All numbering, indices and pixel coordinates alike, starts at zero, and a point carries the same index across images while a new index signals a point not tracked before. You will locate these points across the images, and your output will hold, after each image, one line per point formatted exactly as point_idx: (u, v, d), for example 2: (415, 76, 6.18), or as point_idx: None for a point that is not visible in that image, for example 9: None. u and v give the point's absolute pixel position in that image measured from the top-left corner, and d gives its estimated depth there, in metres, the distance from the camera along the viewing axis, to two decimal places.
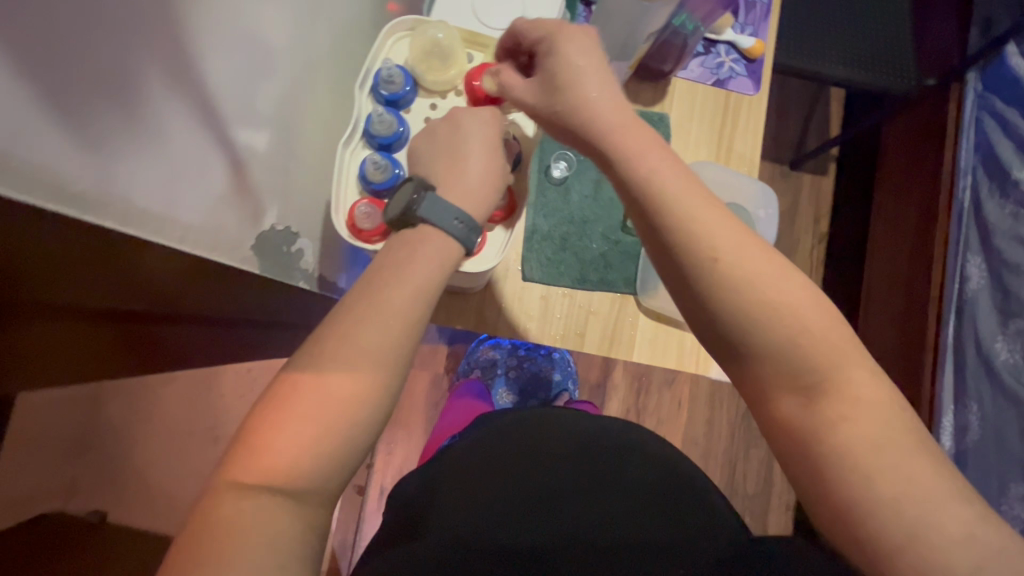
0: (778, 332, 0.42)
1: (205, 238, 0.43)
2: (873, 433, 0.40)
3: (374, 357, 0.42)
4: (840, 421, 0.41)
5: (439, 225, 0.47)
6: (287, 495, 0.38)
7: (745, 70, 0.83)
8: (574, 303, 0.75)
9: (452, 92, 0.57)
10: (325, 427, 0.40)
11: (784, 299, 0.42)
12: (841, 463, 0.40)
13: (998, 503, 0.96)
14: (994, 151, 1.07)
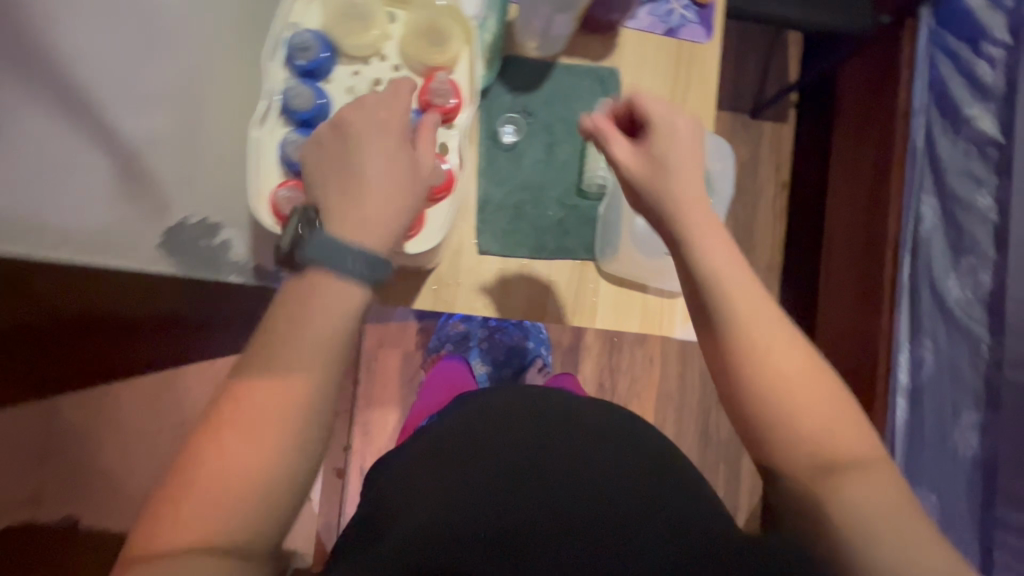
0: (769, 338, 0.50)
1: (79, 234, 0.44)
2: (845, 434, 0.47)
3: (299, 404, 0.42)
4: (808, 419, 0.48)
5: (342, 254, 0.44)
6: (222, 537, 0.38)
7: (697, 17, 0.79)
8: (532, 273, 0.73)
9: (376, 58, 0.53)
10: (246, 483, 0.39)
11: (775, 333, 0.51)
12: (809, 452, 0.47)
13: (952, 432, 1.00)
14: (946, 88, 1.07)
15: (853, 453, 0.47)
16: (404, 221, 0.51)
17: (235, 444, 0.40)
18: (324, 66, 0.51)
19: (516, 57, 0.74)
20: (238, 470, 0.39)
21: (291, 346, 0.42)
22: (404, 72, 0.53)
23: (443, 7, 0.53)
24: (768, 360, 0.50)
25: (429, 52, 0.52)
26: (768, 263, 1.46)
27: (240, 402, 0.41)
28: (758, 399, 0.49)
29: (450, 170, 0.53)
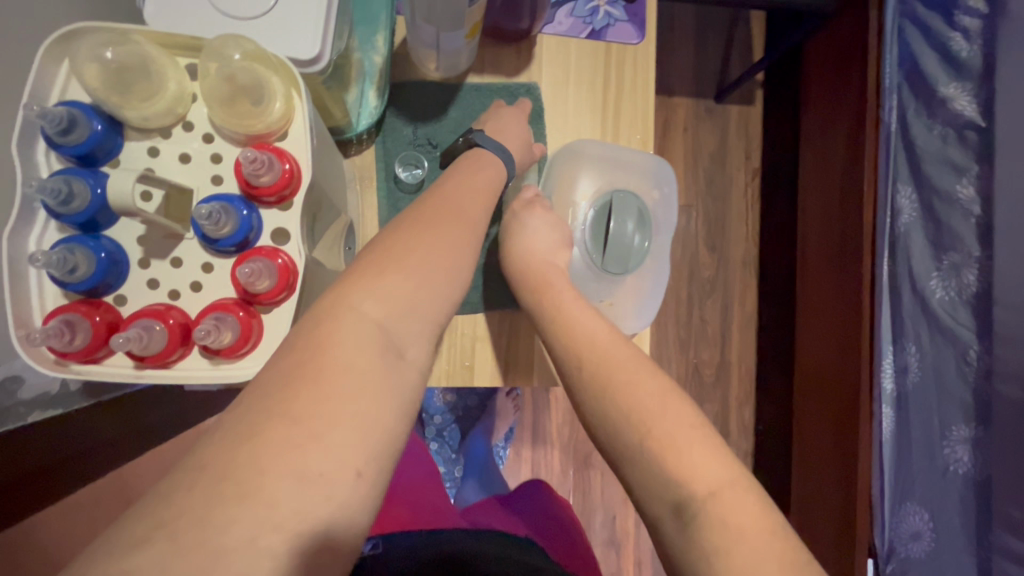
0: (586, 335, 0.50)
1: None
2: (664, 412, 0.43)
3: (425, 316, 0.40)
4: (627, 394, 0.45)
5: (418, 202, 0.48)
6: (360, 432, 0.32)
7: (626, 13, 0.68)
8: (457, 331, 0.64)
9: (179, 125, 0.40)
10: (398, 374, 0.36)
11: (602, 336, 0.49)
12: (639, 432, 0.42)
13: (941, 445, 0.92)
14: (918, 65, 0.96)
15: (674, 431, 0.42)
16: (224, 343, 0.37)
17: (405, 277, 0.40)
18: (103, 147, 0.38)
19: (412, 83, 0.64)
20: (391, 308, 0.38)
21: (459, 211, 0.47)
22: (219, 141, 0.40)
23: (241, 58, 0.37)
24: (621, 378, 0.46)
25: (239, 120, 0.38)
26: (743, 257, 1.38)
27: (393, 244, 0.42)
28: (620, 409, 0.44)
29: (282, 265, 0.38)
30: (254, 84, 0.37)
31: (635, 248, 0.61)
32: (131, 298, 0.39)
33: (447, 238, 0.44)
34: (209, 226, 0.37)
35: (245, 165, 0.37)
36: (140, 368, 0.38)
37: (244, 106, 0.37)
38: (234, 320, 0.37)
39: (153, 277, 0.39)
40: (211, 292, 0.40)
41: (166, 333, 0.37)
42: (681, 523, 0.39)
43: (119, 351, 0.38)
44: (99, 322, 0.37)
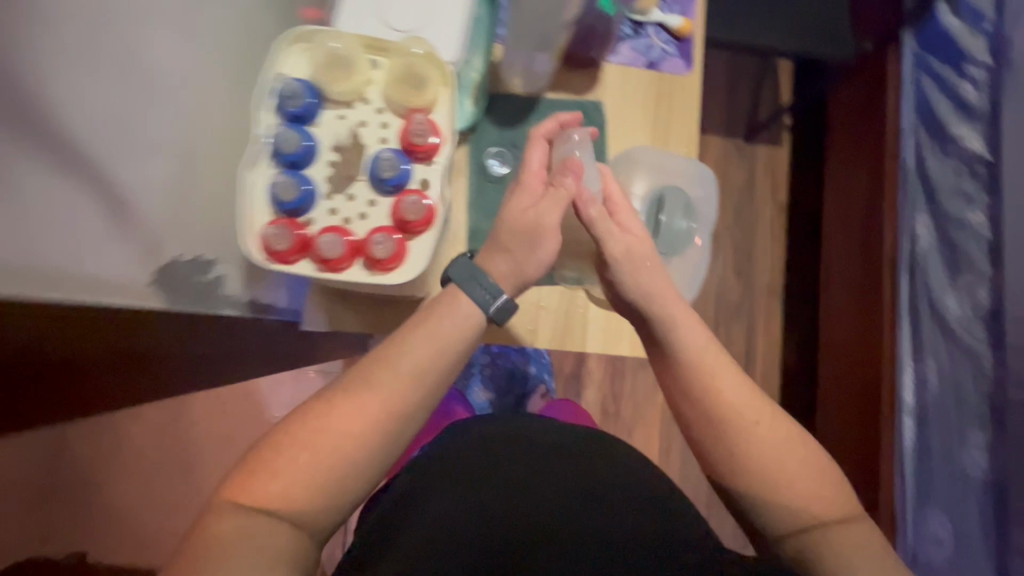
0: (683, 345, 0.56)
1: (105, 287, 0.41)
2: (761, 424, 0.54)
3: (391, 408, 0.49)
4: (723, 406, 0.54)
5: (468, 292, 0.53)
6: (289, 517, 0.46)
7: (677, 50, 0.82)
8: (523, 300, 0.75)
9: (360, 102, 0.55)
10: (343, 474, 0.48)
11: (698, 340, 0.57)
12: (738, 444, 0.54)
13: (959, 453, 0.98)
14: (932, 109, 1.09)
15: (764, 438, 0.54)
16: (387, 252, 0.52)
17: (314, 469, 0.47)
18: (311, 112, 0.53)
19: (501, 95, 0.78)
20: (295, 487, 0.46)
21: (395, 392, 0.50)
22: (388, 114, 0.55)
23: (420, 53, 0.54)
24: (721, 403, 0.54)
25: (410, 98, 0.54)
26: (769, 284, 1.45)
27: (313, 433, 0.48)
28: (716, 423, 0.55)
29: (431, 205, 0.53)
30: (425, 72, 0.53)
31: (682, 234, 0.73)
32: (316, 221, 0.53)
33: (368, 428, 0.48)
34: (386, 168, 0.52)
35: (412, 127, 0.53)
36: (319, 271, 0.52)
37: (415, 88, 0.54)
38: (394, 239, 0.52)
39: (334, 206, 0.54)
40: (373, 220, 0.54)
41: (345, 244, 0.51)
42: (765, 513, 0.53)
43: (306, 257, 0.52)
44: (300, 233, 0.51)
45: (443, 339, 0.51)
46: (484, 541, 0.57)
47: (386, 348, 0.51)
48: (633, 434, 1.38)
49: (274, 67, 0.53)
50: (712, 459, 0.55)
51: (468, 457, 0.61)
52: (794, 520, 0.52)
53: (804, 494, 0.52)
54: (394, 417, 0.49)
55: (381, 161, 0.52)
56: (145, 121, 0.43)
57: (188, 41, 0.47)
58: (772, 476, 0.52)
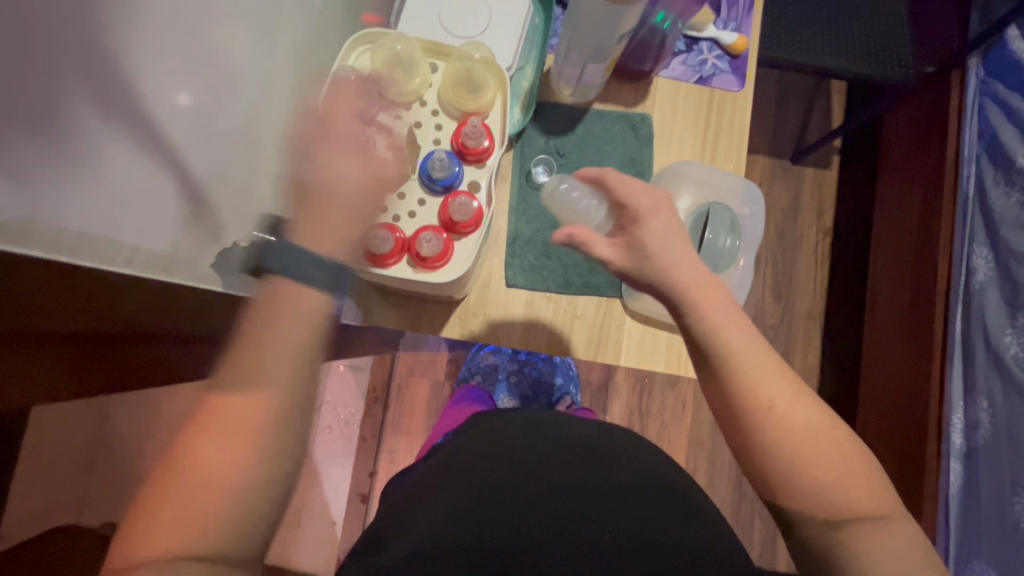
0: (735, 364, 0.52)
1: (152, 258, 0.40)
2: (815, 443, 0.50)
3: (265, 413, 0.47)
4: (769, 417, 0.50)
5: (300, 278, 0.48)
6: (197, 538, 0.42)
7: (729, 66, 0.81)
8: (559, 307, 0.75)
9: (418, 103, 0.58)
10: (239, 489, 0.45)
11: (743, 349, 0.52)
12: (791, 464, 0.49)
13: (1010, 502, 0.92)
14: (997, 137, 1.03)
15: (813, 452, 0.49)
16: (434, 250, 0.55)
17: (174, 521, 0.42)
18: (371, 110, 0.56)
19: (550, 104, 0.79)
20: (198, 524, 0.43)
21: (243, 418, 0.46)
22: (442, 117, 0.58)
23: (479, 58, 0.56)
24: (771, 413, 0.50)
25: (467, 101, 0.56)
26: (809, 310, 1.40)
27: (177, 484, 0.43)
28: (765, 438, 0.50)
29: (479, 208, 0.56)
30: (482, 78, 0.56)
31: (725, 251, 0.72)
32: (367, 216, 0.56)
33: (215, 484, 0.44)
34: (437, 169, 0.55)
35: (464, 129, 0.55)
36: (366, 264, 0.56)
37: (471, 92, 0.56)
38: (441, 238, 0.55)
39: (385, 202, 0.56)
40: (421, 218, 0.57)
41: (395, 241, 0.55)
42: (809, 530, 0.49)
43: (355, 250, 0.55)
44: (352, 228, 0.54)
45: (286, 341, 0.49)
46: (521, 511, 0.58)
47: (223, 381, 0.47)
48: None
49: (342, 60, 0.55)
50: (747, 457, 0.52)
51: (488, 455, 0.65)
52: (819, 516, 0.49)
53: (846, 495, 0.48)
54: (263, 447, 0.46)
55: (433, 161, 0.55)
56: (219, 114, 0.45)
57: (262, 31, 0.49)
58: (803, 477, 0.49)
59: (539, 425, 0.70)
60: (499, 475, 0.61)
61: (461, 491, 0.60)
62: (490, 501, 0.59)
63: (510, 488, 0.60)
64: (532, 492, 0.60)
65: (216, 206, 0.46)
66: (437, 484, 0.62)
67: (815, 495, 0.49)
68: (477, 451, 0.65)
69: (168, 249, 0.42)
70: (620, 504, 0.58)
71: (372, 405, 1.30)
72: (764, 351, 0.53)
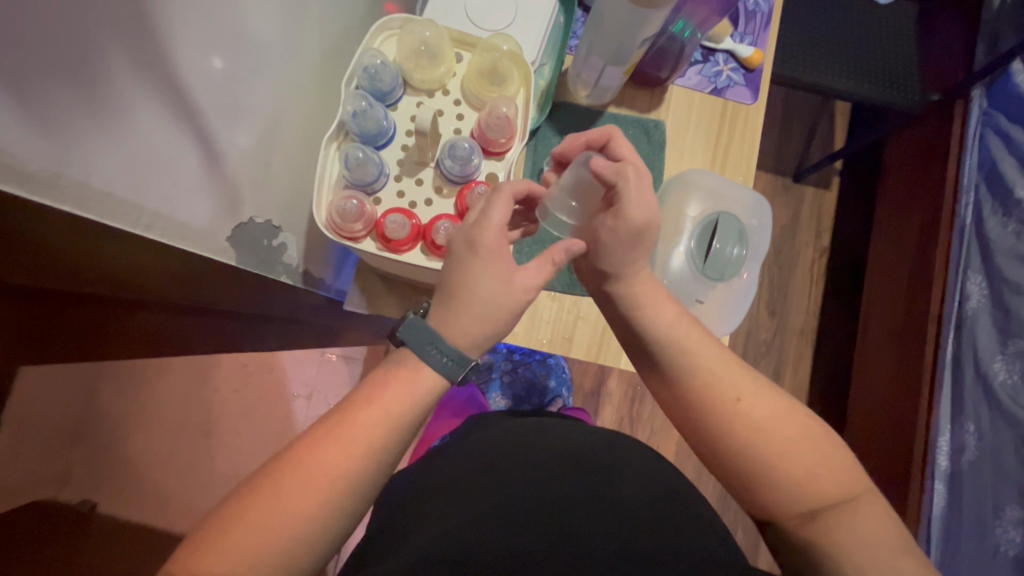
0: (735, 369, 0.52)
1: (173, 228, 0.40)
2: (792, 435, 0.49)
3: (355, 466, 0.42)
4: (777, 423, 0.50)
5: (420, 356, 0.45)
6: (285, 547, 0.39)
7: (744, 79, 0.82)
8: (562, 307, 0.75)
9: (440, 92, 0.58)
10: (332, 503, 0.41)
11: (731, 364, 0.52)
12: (759, 464, 0.49)
13: (992, 526, 0.94)
14: (997, 168, 1.06)
15: (787, 443, 0.49)
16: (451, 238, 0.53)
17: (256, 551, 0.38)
18: (394, 95, 0.55)
19: (567, 104, 0.79)
20: (285, 533, 0.39)
21: (359, 444, 0.42)
22: (464, 107, 0.58)
23: (505, 51, 0.56)
24: (736, 409, 0.50)
25: (490, 94, 0.56)
26: (802, 326, 1.42)
27: (279, 492, 0.40)
28: (737, 443, 0.50)
29: None
30: (506, 71, 0.56)
31: (732, 260, 0.72)
32: (384, 201, 0.55)
33: (295, 518, 0.40)
34: (458, 158, 0.53)
35: (487, 122, 0.54)
36: (379, 250, 0.54)
37: (495, 85, 0.56)
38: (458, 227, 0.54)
39: (402, 189, 0.56)
40: (439, 208, 0.56)
41: (410, 227, 0.53)
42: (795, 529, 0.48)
43: (369, 236, 0.53)
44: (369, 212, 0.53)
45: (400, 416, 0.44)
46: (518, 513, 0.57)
47: (338, 417, 0.43)
48: None
49: (368, 43, 0.55)
50: (716, 458, 0.51)
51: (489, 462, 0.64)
52: (789, 510, 0.48)
53: (821, 486, 0.48)
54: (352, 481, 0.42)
55: (457, 149, 0.54)
56: (245, 89, 0.45)
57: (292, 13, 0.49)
58: (778, 471, 0.48)
59: (534, 433, 0.69)
60: (476, 480, 0.62)
61: (460, 496, 0.59)
62: (486, 505, 0.58)
63: (504, 491, 0.59)
64: (525, 494, 0.59)
65: (237, 182, 0.46)
66: (431, 499, 0.61)
67: (794, 492, 0.48)
68: (476, 459, 0.65)
69: (188, 221, 0.41)
70: (615, 505, 0.57)
71: None
72: (724, 351, 0.53)
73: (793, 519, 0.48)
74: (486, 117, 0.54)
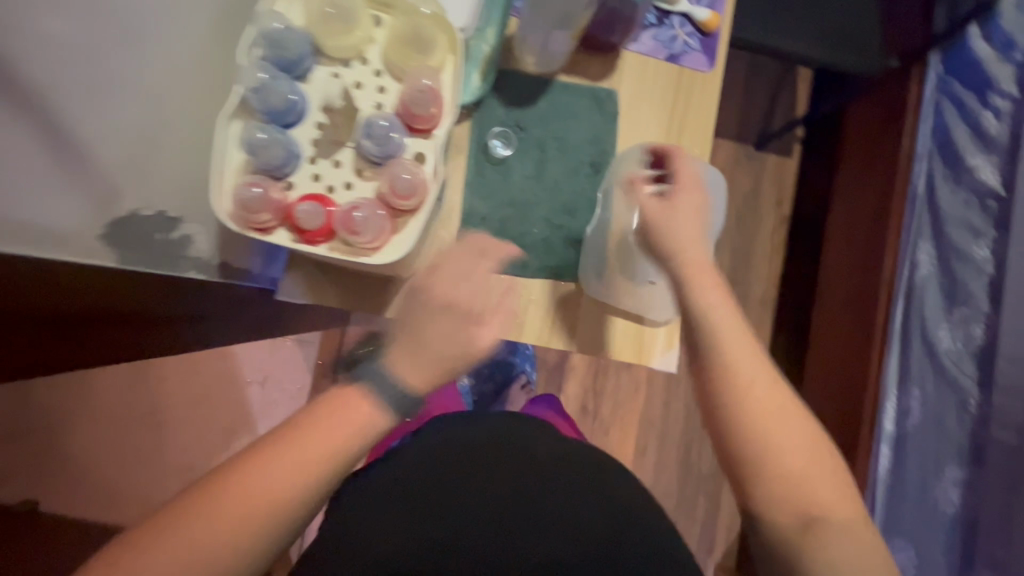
0: (749, 368, 0.54)
1: None
2: (806, 448, 0.52)
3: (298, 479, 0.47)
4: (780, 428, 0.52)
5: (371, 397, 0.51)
6: (237, 544, 0.45)
7: (700, 45, 0.77)
8: (512, 290, 0.72)
9: (358, 61, 0.52)
10: (275, 510, 0.46)
11: (749, 365, 0.54)
12: (773, 468, 0.51)
13: (932, 487, 0.98)
14: (951, 136, 1.06)
15: (798, 455, 0.51)
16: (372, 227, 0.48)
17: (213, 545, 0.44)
18: (302, 65, 0.49)
19: (513, 72, 0.74)
20: (234, 531, 0.45)
21: (308, 460, 0.47)
22: (386, 78, 0.52)
23: (426, 15, 0.50)
24: (755, 409, 0.53)
25: (414, 63, 0.50)
26: (761, 295, 1.43)
27: (227, 492, 0.45)
28: (755, 445, 0.52)
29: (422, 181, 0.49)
30: (429, 35, 0.50)
31: None
32: (298, 186, 0.50)
33: (243, 522, 0.45)
34: (374, 136, 0.49)
35: (410, 96, 0.49)
36: (296, 242, 0.48)
37: (419, 53, 0.50)
38: (378, 214, 0.48)
39: (318, 172, 0.50)
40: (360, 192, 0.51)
41: (325, 215, 0.48)
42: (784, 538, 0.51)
43: (283, 226, 0.48)
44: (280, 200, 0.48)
45: (337, 443, 0.49)
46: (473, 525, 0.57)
47: (284, 438, 0.48)
48: (608, 434, 1.38)
49: (266, 5, 0.49)
50: (734, 460, 0.53)
51: (433, 465, 0.61)
52: (786, 514, 0.51)
53: (818, 498, 0.51)
54: (294, 491, 0.47)
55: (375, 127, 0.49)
56: (95, 109, 0.50)
57: None
58: (785, 478, 0.51)
59: (477, 424, 0.66)
60: (422, 488, 0.59)
61: (411, 516, 0.57)
62: (443, 526, 0.57)
63: (457, 504, 0.58)
64: (478, 504, 0.58)
65: None
66: (373, 513, 0.58)
67: (802, 498, 0.50)
68: (418, 460, 0.62)
69: None
70: (567, 507, 0.58)
71: (321, 380, 1.22)
72: (756, 356, 0.55)
73: (796, 527, 0.50)
74: (408, 88, 0.49)
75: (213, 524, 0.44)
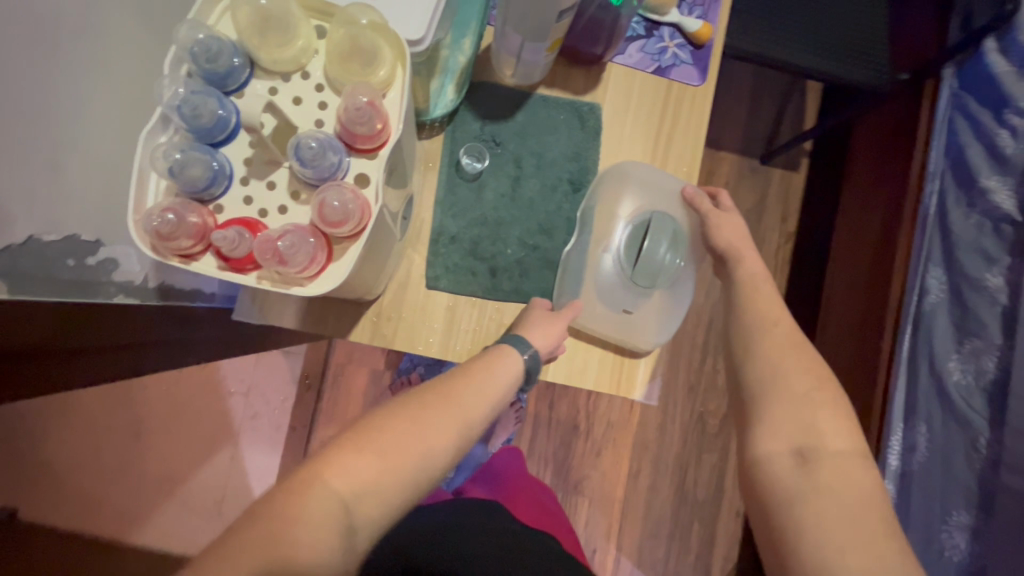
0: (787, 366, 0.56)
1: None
2: (833, 439, 0.51)
3: (441, 440, 0.49)
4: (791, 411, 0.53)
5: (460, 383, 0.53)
6: (358, 509, 0.44)
7: (691, 57, 0.73)
8: (483, 314, 0.68)
9: (298, 74, 0.49)
10: (408, 471, 0.47)
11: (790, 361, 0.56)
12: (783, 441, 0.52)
13: (939, 529, 0.92)
14: (964, 154, 0.99)
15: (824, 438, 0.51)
16: (301, 256, 0.44)
17: (346, 498, 0.44)
18: (235, 79, 0.47)
19: (489, 85, 0.70)
20: (374, 480, 0.45)
21: (438, 425, 0.49)
22: (327, 91, 0.49)
23: (365, 24, 0.47)
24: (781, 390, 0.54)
25: (357, 76, 0.47)
26: None
27: (364, 448, 0.46)
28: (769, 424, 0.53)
29: (359, 206, 0.45)
30: (373, 45, 0.46)
31: (666, 264, 0.65)
32: (227, 210, 0.47)
33: (377, 481, 0.45)
34: (306, 156, 0.44)
35: (349, 115, 0.45)
36: (220, 268, 0.46)
37: (362, 66, 0.47)
38: (309, 241, 0.44)
39: (249, 195, 0.47)
40: (293, 216, 0.47)
41: (250, 242, 0.44)
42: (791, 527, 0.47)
43: (207, 252, 0.45)
44: (202, 223, 0.44)
45: (468, 408, 0.51)
46: None
47: (413, 403, 0.50)
48: (601, 456, 1.33)
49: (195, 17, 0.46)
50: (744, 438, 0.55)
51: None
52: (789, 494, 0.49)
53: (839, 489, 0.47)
54: (431, 451, 0.48)
55: (308, 149, 0.44)
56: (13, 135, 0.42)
57: None
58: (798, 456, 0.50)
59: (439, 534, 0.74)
60: None
61: None
62: None
63: None
64: None
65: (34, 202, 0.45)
66: None
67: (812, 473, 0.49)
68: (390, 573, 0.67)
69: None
70: None
71: (305, 393, 1.27)
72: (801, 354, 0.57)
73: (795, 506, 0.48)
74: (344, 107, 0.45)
75: (348, 480, 0.44)
